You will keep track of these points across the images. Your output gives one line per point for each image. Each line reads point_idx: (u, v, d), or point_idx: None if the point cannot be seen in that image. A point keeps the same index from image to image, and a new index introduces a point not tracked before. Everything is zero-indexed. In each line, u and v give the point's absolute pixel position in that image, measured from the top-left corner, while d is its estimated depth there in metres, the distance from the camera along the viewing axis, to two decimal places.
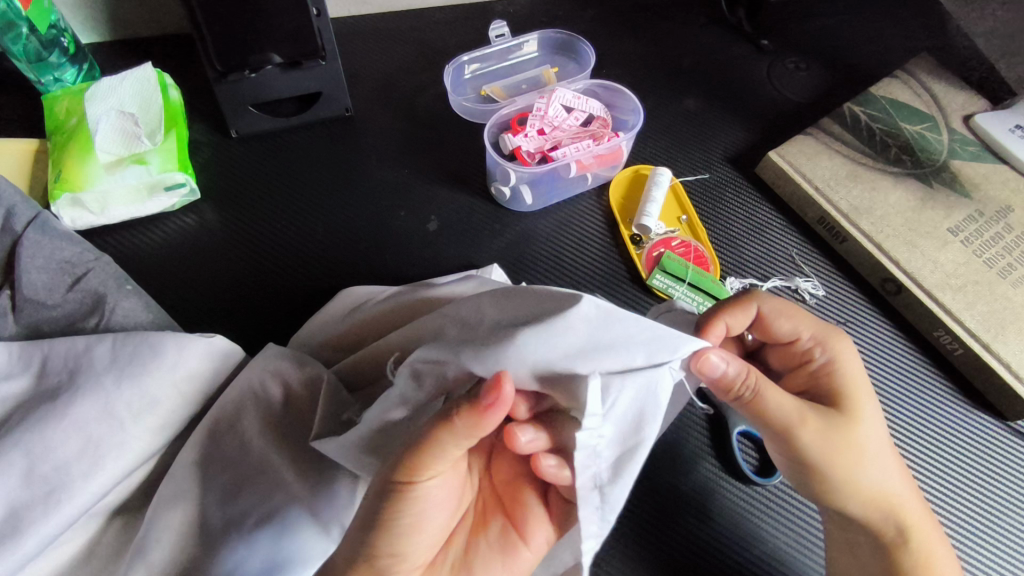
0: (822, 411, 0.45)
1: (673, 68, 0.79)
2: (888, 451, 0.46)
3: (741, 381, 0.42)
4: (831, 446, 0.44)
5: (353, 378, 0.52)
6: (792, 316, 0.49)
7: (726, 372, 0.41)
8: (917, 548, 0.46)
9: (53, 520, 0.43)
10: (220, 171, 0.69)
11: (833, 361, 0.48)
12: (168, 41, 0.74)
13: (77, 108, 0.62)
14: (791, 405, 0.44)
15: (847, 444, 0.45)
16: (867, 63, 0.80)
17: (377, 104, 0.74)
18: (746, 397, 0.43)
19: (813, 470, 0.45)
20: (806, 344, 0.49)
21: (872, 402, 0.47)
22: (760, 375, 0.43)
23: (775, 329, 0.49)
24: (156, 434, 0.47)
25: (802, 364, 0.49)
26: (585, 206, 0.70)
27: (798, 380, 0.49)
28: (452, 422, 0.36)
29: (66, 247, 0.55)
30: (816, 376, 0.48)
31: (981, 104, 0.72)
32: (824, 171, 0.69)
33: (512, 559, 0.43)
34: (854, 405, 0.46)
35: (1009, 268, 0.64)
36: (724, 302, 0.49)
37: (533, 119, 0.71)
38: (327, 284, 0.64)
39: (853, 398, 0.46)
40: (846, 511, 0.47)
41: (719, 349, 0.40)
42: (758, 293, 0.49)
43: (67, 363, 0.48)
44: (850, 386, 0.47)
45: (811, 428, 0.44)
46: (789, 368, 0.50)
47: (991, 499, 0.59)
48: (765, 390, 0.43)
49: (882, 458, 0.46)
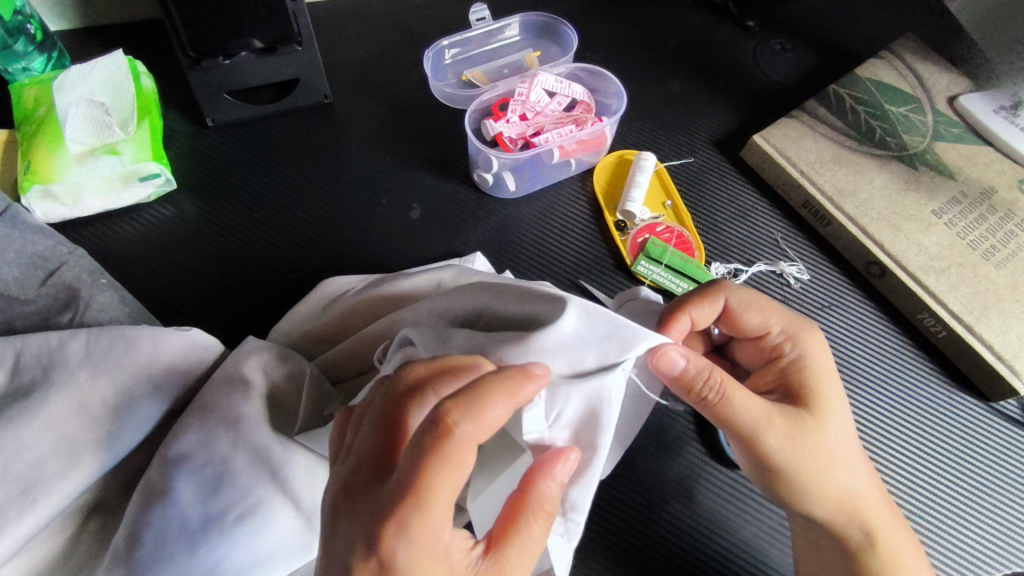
0: (789, 412, 0.45)
1: (657, 51, 0.78)
2: (856, 451, 0.46)
3: (703, 379, 0.42)
4: (797, 447, 0.44)
5: (336, 369, 0.52)
6: (760, 309, 0.48)
7: (686, 369, 0.41)
8: (883, 553, 0.47)
9: (29, 519, 0.42)
10: (197, 161, 0.67)
11: (803, 356, 0.47)
12: (140, 27, 0.72)
13: (46, 97, 0.61)
14: (758, 407, 0.43)
15: (814, 445, 0.44)
16: (853, 45, 0.79)
17: (357, 90, 0.72)
18: (709, 397, 0.42)
19: (779, 473, 0.45)
20: (774, 339, 0.48)
21: (840, 400, 0.47)
22: (724, 376, 0.43)
23: (743, 322, 0.48)
24: (134, 431, 0.46)
25: (771, 358, 0.49)
26: (570, 192, 0.69)
27: (765, 378, 0.48)
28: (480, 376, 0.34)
29: (37, 240, 0.54)
30: (786, 372, 0.47)
31: (966, 85, 0.72)
32: (808, 154, 0.69)
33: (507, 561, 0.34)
34: (822, 405, 0.46)
35: (992, 250, 0.64)
36: (692, 295, 0.49)
37: (514, 104, 0.70)
38: (307, 275, 0.63)
39: (821, 396, 0.46)
40: (811, 514, 0.47)
41: (678, 345, 0.41)
42: (725, 285, 0.49)
43: (39, 359, 0.47)
44: (818, 382, 0.46)
45: (777, 429, 0.43)
46: (758, 364, 0.50)
47: (975, 480, 0.60)
48: (730, 391, 0.43)
49: (849, 459, 0.46)
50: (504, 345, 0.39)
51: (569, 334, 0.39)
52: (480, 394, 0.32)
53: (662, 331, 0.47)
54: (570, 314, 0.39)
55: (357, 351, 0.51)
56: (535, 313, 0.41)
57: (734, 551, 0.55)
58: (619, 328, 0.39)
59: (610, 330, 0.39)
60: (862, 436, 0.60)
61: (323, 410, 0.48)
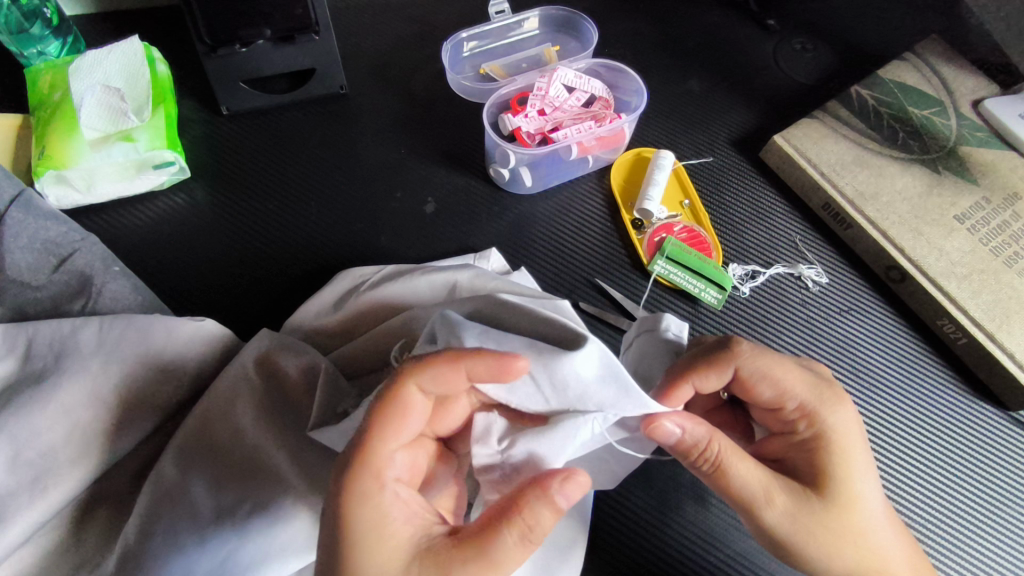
0: (797, 490, 0.42)
1: (678, 49, 0.77)
2: (877, 520, 0.43)
3: (700, 450, 0.41)
4: (804, 527, 0.41)
5: (355, 364, 0.51)
6: (774, 380, 0.44)
7: (683, 438, 0.42)
8: None
9: (40, 506, 0.42)
10: (211, 149, 0.67)
11: (822, 435, 0.43)
12: (156, 13, 0.71)
13: (61, 82, 0.60)
14: (760, 482, 0.42)
15: (825, 527, 0.41)
16: (876, 46, 0.78)
17: (373, 82, 0.72)
18: (707, 469, 0.42)
19: (783, 549, 0.42)
20: (790, 412, 0.45)
21: (863, 481, 0.43)
22: (726, 447, 0.41)
23: (755, 393, 0.45)
24: (146, 421, 0.46)
25: (784, 426, 0.45)
26: (586, 189, 0.69)
27: (775, 449, 0.46)
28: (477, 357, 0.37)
29: (52, 226, 0.53)
30: (801, 448, 0.44)
31: (991, 88, 0.71)
32: (830, 155, 0.68)
33: None
34: (840, 485, 0.42)
35: (1015, 257, 0.63)
36: (700, 356, 0.44)
37: (533, 99, 0.68)
38: (320, 267, 0.62)
39: (839, 478, 0.42)
40: None
41: (676, 416, 0.42)
42: (739, 352, 0.44)
43: (52, 346, 0.46)
44: (834, 459, 0.43)
45: (781, 508, 0.41)
46: (773, 430, 0.47)
47: (992, 488, 0.59)
48: (731, 465, 0.41)
49: (866, 531, 0.42)
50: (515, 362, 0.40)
51: (580, 376, 0.39)
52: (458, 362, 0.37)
53: (660, 401, 0.44)
54: (586, 351, 0.39)
55: (375, 346, 0.50)
56: (547, 337, 0.42)
57: (749, 557, 0.54)
58: (617, 377, 0.39)
59: (607, 377, 0.39)
60: (876, 443, 0.60)
61: (337, 406, 0.47)
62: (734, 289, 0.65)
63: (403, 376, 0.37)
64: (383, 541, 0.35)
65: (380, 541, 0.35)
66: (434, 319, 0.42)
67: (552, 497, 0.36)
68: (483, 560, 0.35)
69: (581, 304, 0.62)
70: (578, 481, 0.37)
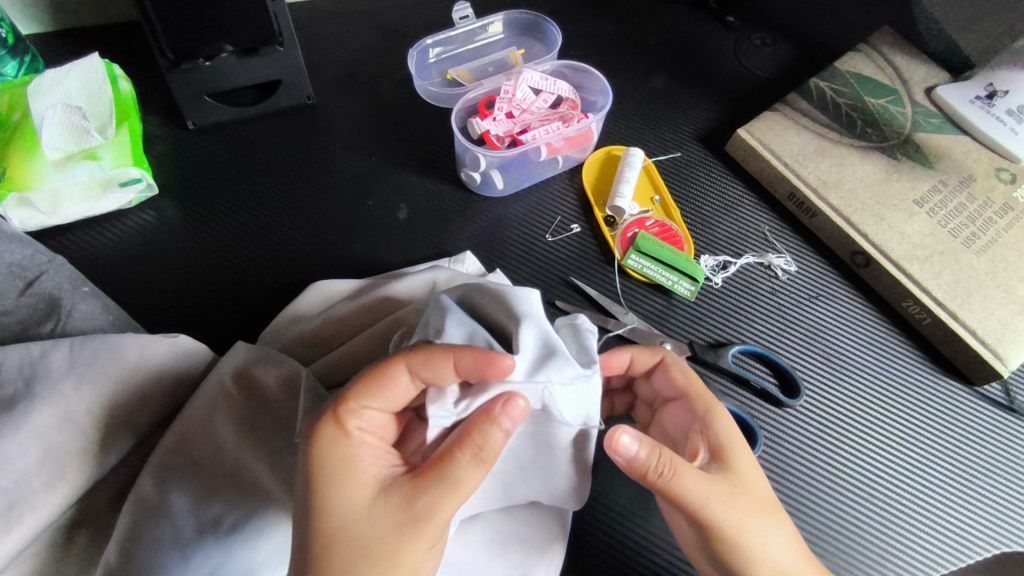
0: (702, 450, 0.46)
1: (641, 48, 0.79)
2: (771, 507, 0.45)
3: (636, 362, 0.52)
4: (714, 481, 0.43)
5: (335, 373, 0.51)
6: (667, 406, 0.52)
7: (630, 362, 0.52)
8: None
9: (15, 535, 0.41)
10: (179, 164, 0.66)
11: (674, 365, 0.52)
12: (117, 30, 0.71)
13: (20, 102, 0.59)
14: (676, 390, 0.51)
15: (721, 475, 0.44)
16: (831, 39, 0.80)
17: (341, 91, 0.72)
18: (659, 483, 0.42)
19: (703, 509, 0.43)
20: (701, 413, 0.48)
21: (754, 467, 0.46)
22: (675, 456, 0.42)
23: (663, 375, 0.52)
24: (121, 441, 0.45)
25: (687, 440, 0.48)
26: (558, 189, 0.69)
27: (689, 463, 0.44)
28: (461, 353, 0.39)
29: (17, 249, 0.53)
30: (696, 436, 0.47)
31: (942, 76, 0.73)
32: (792, 147, 0.69)
33: (409, 528, 0.37)
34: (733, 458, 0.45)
35: (973, 237, 0.65)
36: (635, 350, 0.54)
37: (501, 102, 0.69)
38: (294, 279, 0.62)
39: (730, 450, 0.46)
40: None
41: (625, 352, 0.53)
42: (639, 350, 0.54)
43: (22, 370, 0.45)
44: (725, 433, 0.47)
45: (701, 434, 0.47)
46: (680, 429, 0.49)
47: (961, 458, 0.61)
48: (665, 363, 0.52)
49: (758, 528, 0.43)
50: (475, 341, 0.43)
51: (525, 354, 0.43)
52: (441, 352, 0.39)
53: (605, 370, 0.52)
54: (526, 329, 0.44)
55: (357, 356, 0.50)
56: (499, 320, 0.45)
57: None
58: (554, 351, 0.43)
59: (545, 352, 0.43)
60: (850, 422, 0.62)
61: None
62: (706, 279, 0.66)
63: (398, 357, 0.39)
64: (355, 487, 0.38)
65: (348, 483, 0.38)
66: (428, 306, 0.46)
67: (495, 420, 0.38)
68: (438, 490, 0.38)
69: (556, 302, 0.63)
70: (518, 404, 0.39)
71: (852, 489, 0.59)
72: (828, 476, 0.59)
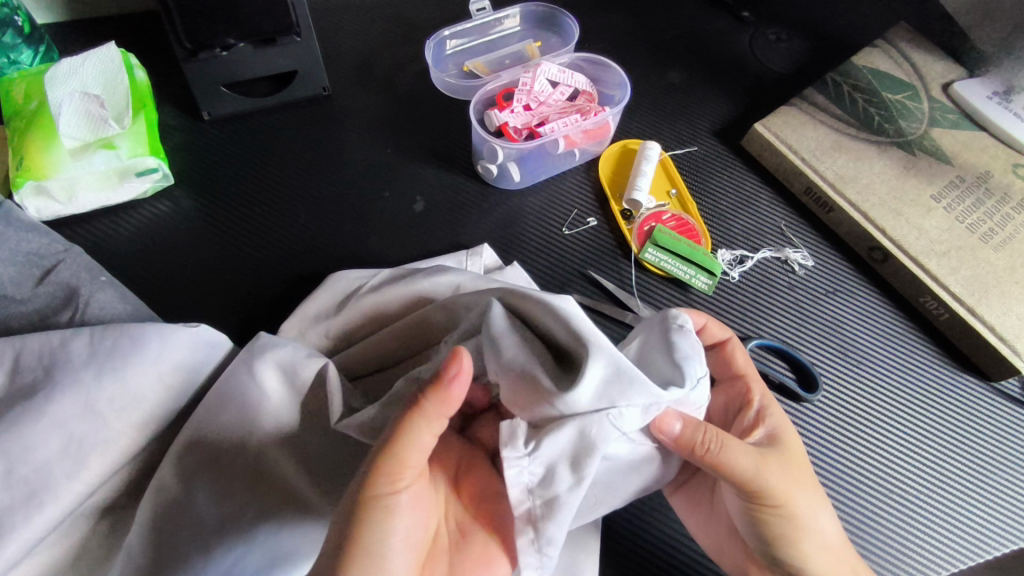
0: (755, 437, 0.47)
1: (657, 43, 0.79)
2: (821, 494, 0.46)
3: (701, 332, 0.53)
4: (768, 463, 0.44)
5: (356, 364, 0.50)
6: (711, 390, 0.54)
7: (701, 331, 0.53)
8: None
9: (36, 523, 0.41)
10: (193, 155, 0.66)
11: (740, 351, 0.53)
12: (131, 20, 0.70)
13: (36, 91, 0.59)
14: (737, 369, 0.52)
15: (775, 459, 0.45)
16: (848, 35, 0.80)
17: (356, 83, 0.71)
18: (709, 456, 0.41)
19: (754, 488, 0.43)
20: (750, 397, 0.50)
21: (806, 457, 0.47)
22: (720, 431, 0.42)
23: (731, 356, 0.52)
24: (141, 429, 0.45)
25: (735, 425, 0.50)
26: (574, 182, 0.69)
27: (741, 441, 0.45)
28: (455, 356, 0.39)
29: (34, 238, 0.52)
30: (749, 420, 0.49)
31: (959, 72, 0.73)
32: (810, 142, 0.69)
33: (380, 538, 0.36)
34: (786, 445, 0.47)
35: (991, 233, 0.65)
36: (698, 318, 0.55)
37: (519, 94, 0.69)
38: (310, 271, 0.61)
39: (783, 439, 0.47)
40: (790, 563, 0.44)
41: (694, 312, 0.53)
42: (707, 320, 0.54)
43: (42, 358, 0.45)
44: (778, 422, 0.48)
45: (750, 420, 0.49)
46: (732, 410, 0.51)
47: (979, 455, 0.61)
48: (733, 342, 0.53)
49: (808, 513, 0.44)
50: (536, 370, 0.41)
51: (590, 387, 0.39)
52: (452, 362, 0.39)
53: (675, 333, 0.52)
54: (595, 361, 0.40)
55: (378, 348, 0.50)
56: (569, 346, 0.43)
57: None
58: (625, 379, 0.39)
59: (612, 380, 0.39)
60: (867, 417, 0.61)
61: (348, 401, 0.47)
62: (723, 274, 0.66)
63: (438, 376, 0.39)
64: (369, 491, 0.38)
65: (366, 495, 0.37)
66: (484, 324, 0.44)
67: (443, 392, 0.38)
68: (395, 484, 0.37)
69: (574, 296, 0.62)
70: (462, 366, 0.38)
71: (870, 483, 0.59)
72: (847, 470, 0.59)
